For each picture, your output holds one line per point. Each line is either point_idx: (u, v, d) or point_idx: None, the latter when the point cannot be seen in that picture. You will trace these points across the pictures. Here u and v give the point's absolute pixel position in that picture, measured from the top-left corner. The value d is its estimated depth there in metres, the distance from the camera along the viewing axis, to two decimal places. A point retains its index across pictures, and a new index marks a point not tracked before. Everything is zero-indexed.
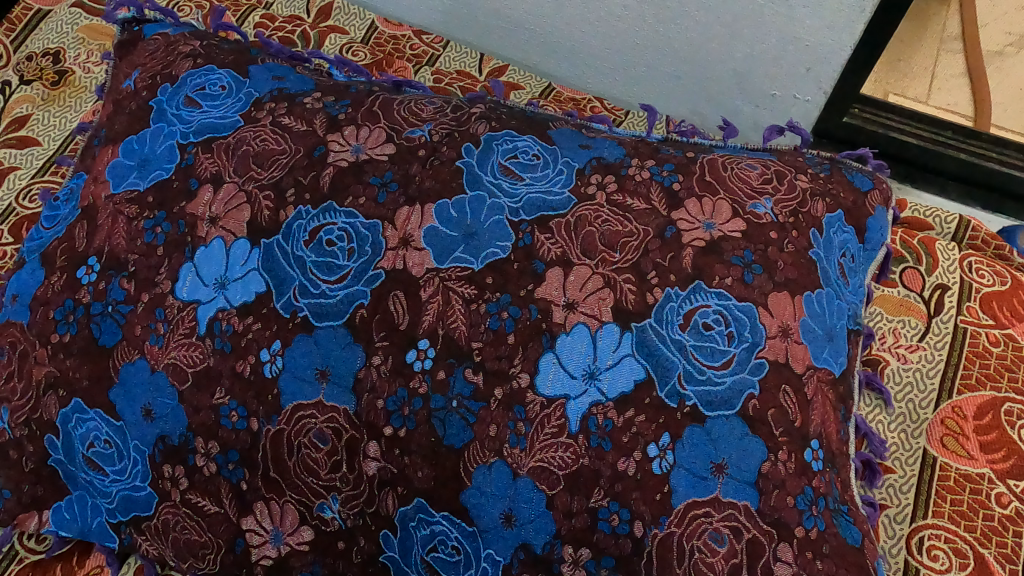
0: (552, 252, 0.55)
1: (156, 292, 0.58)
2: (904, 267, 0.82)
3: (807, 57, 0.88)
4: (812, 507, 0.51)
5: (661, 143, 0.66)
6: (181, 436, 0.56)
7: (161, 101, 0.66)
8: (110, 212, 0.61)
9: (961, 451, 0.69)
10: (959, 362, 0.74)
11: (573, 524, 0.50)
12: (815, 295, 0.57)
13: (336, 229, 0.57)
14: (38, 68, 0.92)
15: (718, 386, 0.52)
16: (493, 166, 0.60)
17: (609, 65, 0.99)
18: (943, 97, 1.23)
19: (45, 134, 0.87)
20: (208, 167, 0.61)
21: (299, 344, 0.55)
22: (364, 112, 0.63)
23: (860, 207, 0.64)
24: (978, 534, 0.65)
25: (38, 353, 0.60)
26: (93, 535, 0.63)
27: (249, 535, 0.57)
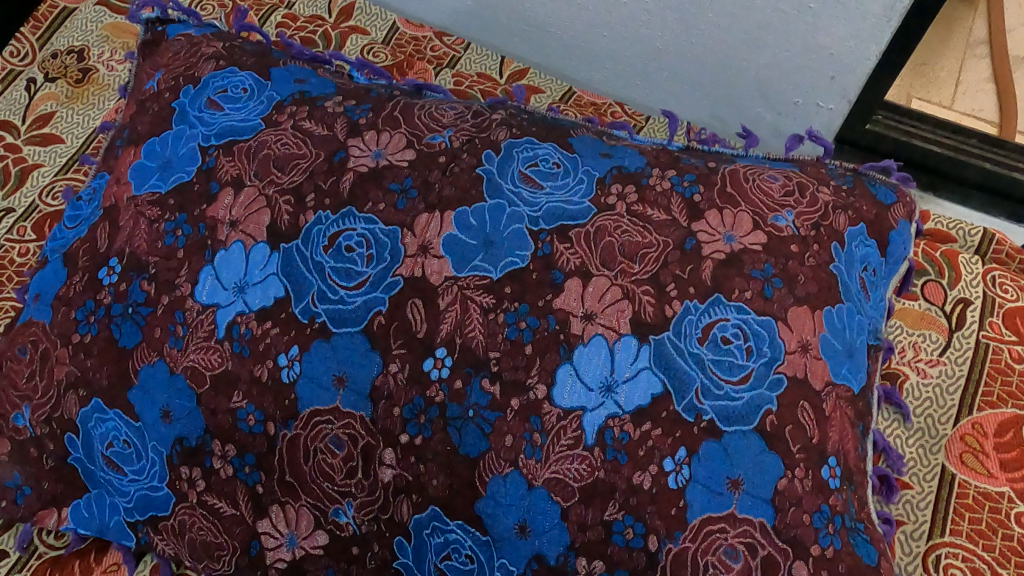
0: (571, 262, 0.55)
1: (176, 294, 0.58)
2: (926, 280, 0.81)
3: (832, 66, 0.87)
4: (828, 525, 0.51)
5: (683, 152, 0.65)
6: (199, 439, 0.57)
7: (183, 103, 0.66)
8: (132, 213, 0.62)
9: (980, 469, 0.68)
10: (980, 378, 0.73)
11: (587, 537, 0.50)
12: (835, 310, 0.57)
13: (355, 235, 0.57)
14: (63, 65, 0.93)
15: (735, 400, 0.52)
16: (513, 174, 0.60)
17: (630, 69, 0.99)
18: (969, 102, 1.22)
19: (68, 132, 0.88)
20: (229, 171, 0.61)
21: (317, 350, 0.55)
22: (385, 116, 0.63)
23: (883, 220, 0.64)
24: (996, 554, 0.65)
25: (59, 353, 0.60)
26: (110, 533, 0.64)
27: (264, 537, 0.57)
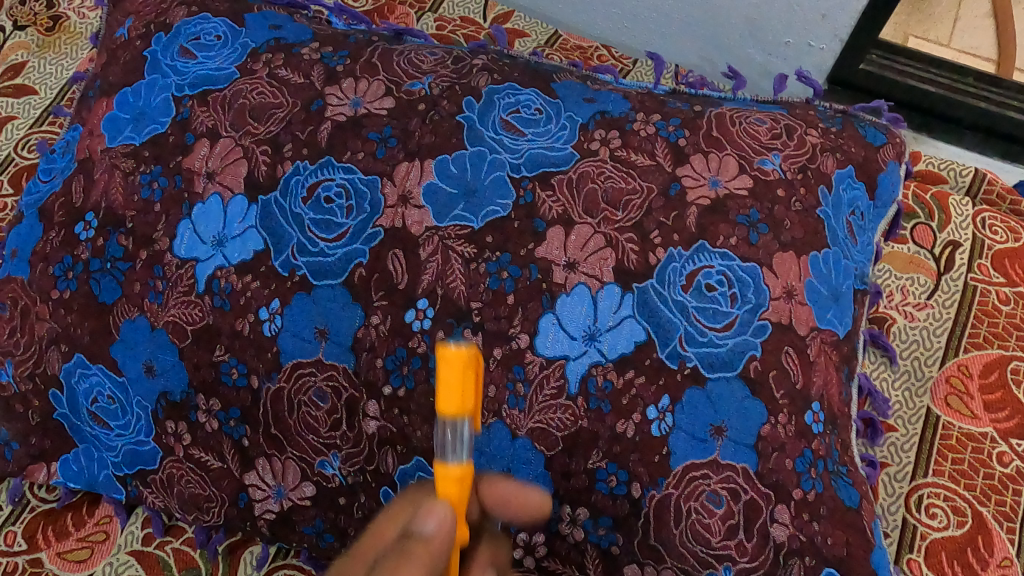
0: (553, 211, 0.54)
1: (154, 249, 0.57)
2: (915, 223, 0.80)
3: (823, 3, 0.84)
4: (811, 469, 0.50)
5: (669, 96, 0.64)
6: (183, 393, 0.57)
7: (155, 51, 0.65)
8: (106, 166, 0.61)
9: (964, 410, 0.69)
10: (967, 320, 0.73)
11: (570, 485, 0.51)
12: (821, 255, 0.56)
13: (334, 185, 0.56)
14: (32, 13, 0.90)
15: (719, 347, 0.51)
16: (494, 121, 0.59)
17: (616, 9, 0.93)
18: (966, 39, 1.19)
19: (41, 83, 0.86)
20: (204, 122, 0.60)
21: (298, 304, 0.54)
22: (363, 63, 0.62)
23: (872, 162, 0.62)
24: (978, 492, 0.65)
25: (39, 309, 0.60)
26: (100, 487, 0.64)
27: (252, 489, 0.58)
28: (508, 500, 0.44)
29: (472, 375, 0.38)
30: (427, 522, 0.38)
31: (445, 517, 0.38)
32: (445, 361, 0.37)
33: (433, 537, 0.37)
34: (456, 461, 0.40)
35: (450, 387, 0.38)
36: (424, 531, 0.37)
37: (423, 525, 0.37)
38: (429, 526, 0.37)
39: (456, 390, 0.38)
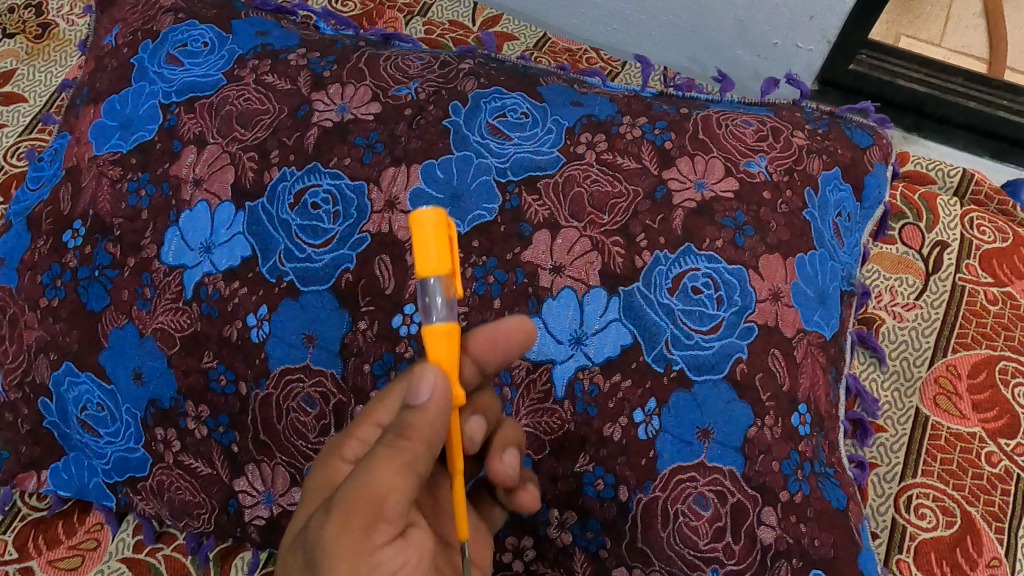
0: (539, 215, 0.54)
1: (142, 256, 0.57)
2: (903, 224, 0.80)
3: (810, 5, 0.83)
4: (798, 471, 0.50)
5: (655, 99, 0.64)
6: (171, 400, 0.57)
7: (142, 58, 0.65)
8: (94, 174, 0.61)
9: (953, 410, 0.69)
10: (955, 320, 0.74)
11: (558, 489, 0.51)
12: (808, 257, 0.56)
13: (321, 191, 0.56)
14: (21, 20, 0.90)
15: (705, 350, 0.51)
16: (480, 125, 0.59)
17: (606, 12, 0.93)
18: (957, 38, 1.19)
19: (30, 90, 0.86)
20: (191, 128, 0.60)
21: (286, 310, 0.54)
22: (350, 68, 0.62)
23: (858, 163, 0.63)
24: (966, 492, 0.65)
25: (28, 317, 0.60)
26: (90, 494, 0.64)
27: (241, 495, 0.58)
28: (495, 341, 0.44)
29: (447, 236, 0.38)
30: (421, 389, 0.39)
31: (437, 379, 0.38)
32: (426, 223, 0.37)
33: (428, 406, 0.38)
34: (444, 320, 0.40)
35: (427, 251, 0.38)
36: (419, 400, 0.38)
37: (415, 395, 0.39)
38: (423, 395, 0.38)
39: (436, 255, 0.38)
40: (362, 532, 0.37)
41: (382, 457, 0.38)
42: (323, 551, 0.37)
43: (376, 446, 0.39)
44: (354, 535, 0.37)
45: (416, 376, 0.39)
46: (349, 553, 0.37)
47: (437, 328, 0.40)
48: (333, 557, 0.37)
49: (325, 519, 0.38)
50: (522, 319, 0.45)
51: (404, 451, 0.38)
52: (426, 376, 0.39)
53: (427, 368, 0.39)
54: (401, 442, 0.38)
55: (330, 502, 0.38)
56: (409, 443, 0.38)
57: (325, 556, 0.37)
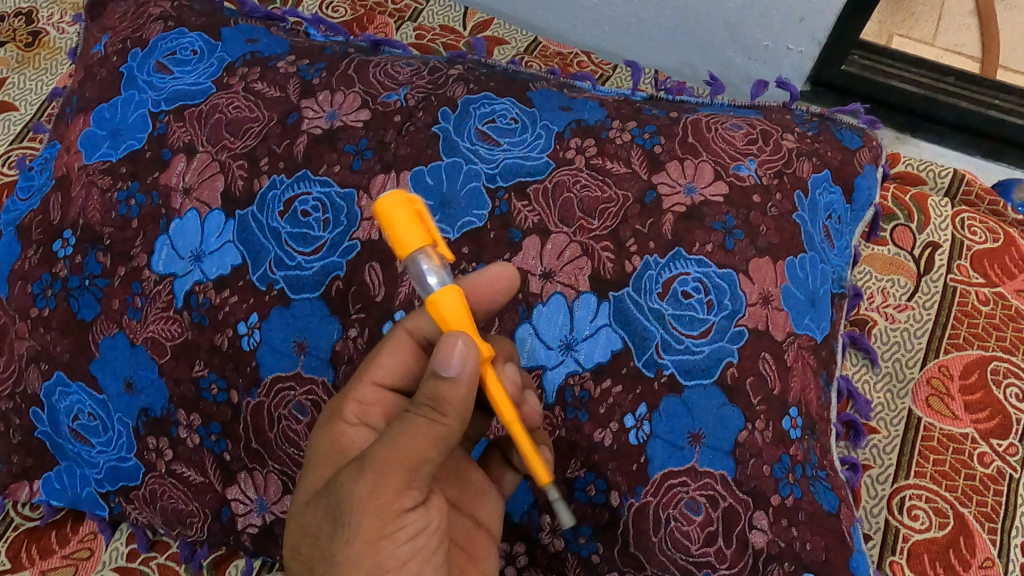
0: (529, 220, 0.55)
1: (133, 265, 0.57)
2: (895, 225, 0.80)
3: (799, 6, 0.83)
4: (789, 475, 0.51)
5: (645, 103, 0.64)
6: (163, 409, 0.57)
7: (132, 67, 0.65)
8: (84, 183, 0.61)
9: (946, 411, 0.69)
10: (947, 321, 0.74)
11: (550, 495, 0.51)
12: (798, 260, 0.56)
13: (310, 199, 0.56)
14: (11, 29, 0.90)
15: (695, 354, 0.51)
16: (470, 131, 0.59)
17: (597, 16, 0.93)
18: (950, 37, 1.13)
19: (21, 99, 0.86)
20: (180, 137, 0.60)
21: (276, 318, 0.54)
22: (339, 75, 0.62)
23: (848, 165, 0.63)
24: (959, 493, 0.65)
25: (19, 328, 0.60)
26: (83, 504, 0.63)
27: (234, 503, 0.57)
28: (484, 288, 0.45)
29: (413, 210, 0.40)
30: (451, 362, 0.39)
31: (468, 349, 0.39)
32: (389, 206, 0.39)
33: (460, 379, 0.39)
34: (445, 286, 0.41)
35: (401, 230, 0.40)
36: (450, 372, 0.39)
37: (447, 366, 0.39)
38: (455, 367, 0.39)
39: (411, 232, 0.40)
40: (395, 495, 0.38)
41: (416, 426, 0.39)
42: (353, 507, 0.38)
43: (409, 413, 0.40)
44: (387, 497, 0.38)
45: (447, 344, 0.39)
46: (379, 512, 0.38)
47: (443, 294, 0.41)
48: (363, 514, 0.38)
49: (356, 477, 0.38)
50: (507, 265, 0.46)
51: (438, 425, 0.39)
52: (454, 344, 0.39)
53: (458, 335, 0.39)
54: (436, 417, 0.39)
55: (361, 460, 0.39)
56: (444, 419, 0.39)
57: (355, 512, 0.38)
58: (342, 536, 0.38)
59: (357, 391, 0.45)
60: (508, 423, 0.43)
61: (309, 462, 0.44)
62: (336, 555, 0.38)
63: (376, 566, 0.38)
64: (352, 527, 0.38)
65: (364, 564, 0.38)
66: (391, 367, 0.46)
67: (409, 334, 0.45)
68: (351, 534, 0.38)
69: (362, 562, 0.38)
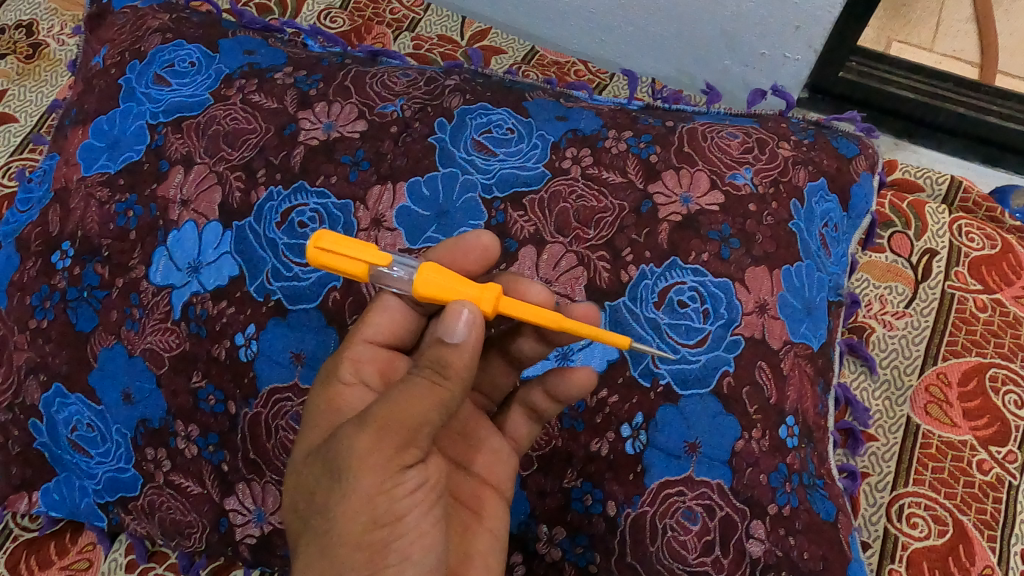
0: (524, 230, 0.55)
1: (131, 276, 0.57)
2: (892, 231, 0.80)
3: (795, 15, 0.83)
4: (786, 484, 0.50)
5: (641, 113, 0.64)
6: (161, 420, 0.57)
7: (130, 79, 0.65)
8: (82, 195, 0.61)
9: (944, 418, 0.69)
10: (945, 328, 0.74)
11: (547, 505, 0.51)
12: (794, 268, 0.56)
13: (307, 210, 0.57)
14: (12, 41, 0.91)
15: (691, 364, 0.52)
16: (466, 141, 0.59)
17: (594, 25, 0.93)
18: (949, 43, 1.12)
19: (22, 110, 0.86)
20: (178, 149, 0.60)
21: (274, 329, 0.55)
22: (336, 86, 0.62)
23: (844, 174, 0.63)
24: (958, 501, 0.65)
25: (18, 339, 0.60)
26: (82, 515, 0.63)
27: (232, 514, 0.56)
28: (460, 256, 0.45)
29: (330, 251, 0.41)
30: (457, 329, 0.39)
31: (474, 318, 0.39)
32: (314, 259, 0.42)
33: (464, 345, 0.39)
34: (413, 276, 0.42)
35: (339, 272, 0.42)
36: (456, 339, 0.39)
37: (452, 334, 0.39)
38: (460, 334, 0.39)
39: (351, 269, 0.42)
40: (393, 453, 0.38)
41: (418, 388, 0.39)
42: (351, 462, 0.38)
43: (412, 375, 0.40)
44: (385, 454, 0.38)
45: (451, 314, 0.39)
46: (379, 467, 0.38)
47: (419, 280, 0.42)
48: (362, 470, 0.38)
49: (356, 433, 0.39)
50: (486, 233, 0.45)
51: (441, 388, 0.39)
52: (459, 314, 0.39)
53: (461, 305, 0.39)
54: (439, 380, 0.39)
55: (362, 417, 0.39)
56: (447, 383, 0.39)
57: (354, 466, 0.38)
58: (340, 492, 0.39)
59: (351, 351, 0.47)
60: (554, 327, 0.41)
61: (308, 421, 0.45)
62: (334, 510, 0.39)
63: (372, 522, 0.38)
64: (350, 483, 0.38)
65: (360, 520, 0.38)
66: (380, 326, 0.48)
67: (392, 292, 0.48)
68: (348, 490, 0.38)
69: (360, 518, 0.38)
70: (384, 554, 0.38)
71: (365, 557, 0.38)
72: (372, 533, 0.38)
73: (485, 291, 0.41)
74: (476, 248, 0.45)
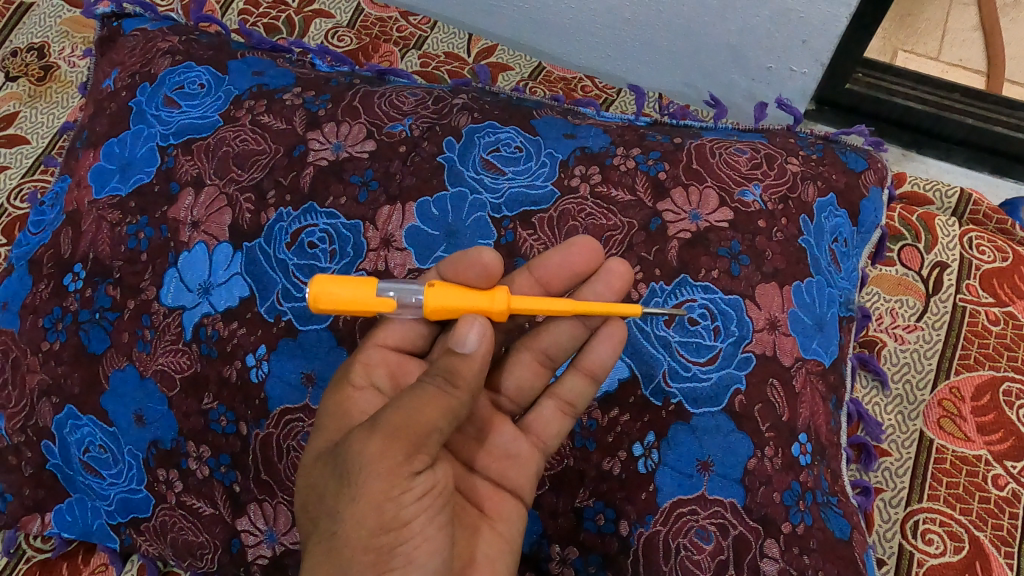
0: (534, 249, 0.56)
1: (142, 298, 0.58)
2: (902, 245, 0.80)
3: (802, 29, 0.83)
4: (799, 502, 0.50)
5: (649, 129, 0.64)
6: (173, 441, 0.56)
7: (140, 102, 0.66)
8: (94, 218, 0.61)
9: (958, 433, 0.69)
10: (957, 342, 0.73)
11: (559, 524, 0.50)
12: (804, 284, 0.56)
13: (317, 231, 0.57)
14: (24, 63, 0.92)
15: (703, 381, 0.51)
16: (474, 160, 0.60)
17: (600, 39, 0.94)
18: (955, 52, 1.11)
19: (33, 132, 0.87)
20: (188, 170, 0.61)
21: (284, 349, 0.55)
22: (345, 107, 0.62)
23: (853, 189, 0.63)
24: (974, 517, 0.65)
25: (30, 361, 0.60)
26: (94, 536, 0.63)
27: (244, 535, 0.56)
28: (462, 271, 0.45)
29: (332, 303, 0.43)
30: (468, 340, 0.40)
31: (486, 329, 0.40)
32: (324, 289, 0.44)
33: (475, 355, 0.40)
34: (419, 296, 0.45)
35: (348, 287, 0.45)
36: (467, 348, 0.40)
37: (463, 343, 0.40)
38: (470, 344, 0.40)
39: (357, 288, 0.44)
40: (403, 458, 0.38)
41: (429, 396, 0.39)
42: (361, 466, 0.38)
43: (422, 383, 0.40)
44: (394, 458, 0.38)
45: (463, 324, 0.40)
46: (388, 473, 0.38)
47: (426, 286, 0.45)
48: (371, 474, 0.38)
49: (366, 437, 0.39)
50: (488, 251, 0.45)
51: (450, 396, 0.40)
52: (471, 323, 0.40)
53: (472, 315, 0.41)
54: (449, 388, 0.40)
55: (373, 421, 0.39)
56: (456, 391, 0.40)
57: (363, 471, 0.38)
58: (349, 495, 0.38)
59: (363, 355, 0.49)
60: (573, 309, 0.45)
61: (318, 423, 0.45)
62: (341, 513, 0.38)
63: (378, 527, 0.38)
64: (359, 486, 0.38)
65: (367, 524, 0.38)
66: (392, 331, 0.49)
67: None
68: (357, 493, 0.38)
69: (367, 521, 0.38)
70: (389, 559, 0.38)
71: (370, 561, 0.38)
72: (378, 537, 0.38)
73: (496, 296, 0.44)
74: (477, 265, 0.44)
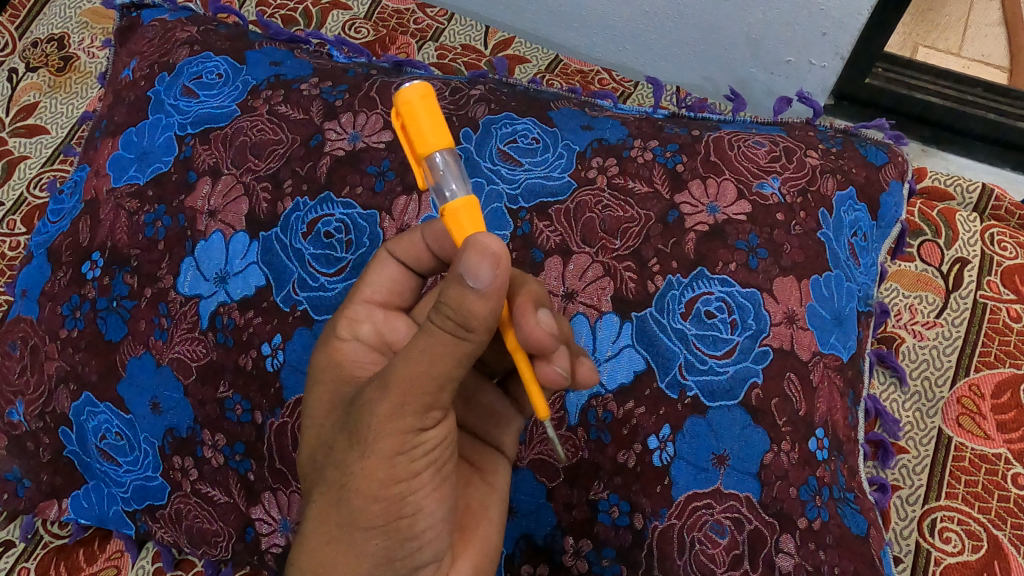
0: (551, 241, 0.55)
1: (159, 286, 0.58)
2: (922, 240, 0.79)
3: (823, 22, 0.82)
4: (816, 497, 0.50)
5: (666, 121, 0.64)
6: (189, 429, 0.57)
7: (159, 91, 0.66)
8: (111, 206, 0.62)
9: (977, 431, 0.68)
10: (978, 339, 0.72)
11: (573, 516, 0.50)
12: (823, 279, 0.55)
13: (333, 220, 0.57)
14: (44, 54, 0.92)
15: (720, 375, 0.51)
16: (491, 151, 0.60)
17: (617, 31, 0.93)
18: (976, 47, 1.10)
19: (53, 122, 0.88)
20: (206, 160, 0.61)
21: (299, 338, 0.54)
22: (361, 97, 0.62)
23: (873, 182, 0.62)
24: (993, 515, 0.64)
25: (49, 348, 0.61)
26: (110, 522, 0.64)
27: (258, 524, 0.56)
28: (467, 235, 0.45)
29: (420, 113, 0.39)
30: (481, 274, 0.35)
31: (504, 264, 0.36)
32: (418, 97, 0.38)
33: (489, 290, 0.36)
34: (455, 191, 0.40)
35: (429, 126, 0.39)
36: (481, 282, 0.35)
37: (475, 278, 0.35)
38: (485, 279, 0.36)
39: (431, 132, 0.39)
40: (415, 418, 0.39)
41: (440, 344, 0.37)
42: (370, 422, 0.39)
43: (433, 324, 0.37)
44: (406, 419, 0.38)
45: (478, 253, 0.35)
46: (398, 434, 0.39)
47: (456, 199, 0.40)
48: (381, 436, 0.39)
49: (379, 396, 0.39)
50: None
51: (464, 342, 0.37)
52: (485, 254, 0.35)
53: (490, 243, 0.36)
54: (462, 334, 0.37)
55: (384, 378, 0.39)
56: (470, 335, 0.37)
57: (374, 431, 0.39)
58: (360, 451, 0.40)
59: (348, 312, 0.48)
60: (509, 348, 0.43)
61: (314, 382, 0.46)
62: (352, 468, 0.40)
63: (390, 479, 0.40)
64: (370, 444, 0.39)
65: (378, 478, 0.40)
66: (377, 284, 0.49)
67: (391, 256, 0.49)
68: (367, 450, 0.39)
69: (378, 475, 0.40)
70: (400, 506, 0.40)
71: (382, 509, 0.40)
72: (389, 489, 0.40)
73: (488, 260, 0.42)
74: None
